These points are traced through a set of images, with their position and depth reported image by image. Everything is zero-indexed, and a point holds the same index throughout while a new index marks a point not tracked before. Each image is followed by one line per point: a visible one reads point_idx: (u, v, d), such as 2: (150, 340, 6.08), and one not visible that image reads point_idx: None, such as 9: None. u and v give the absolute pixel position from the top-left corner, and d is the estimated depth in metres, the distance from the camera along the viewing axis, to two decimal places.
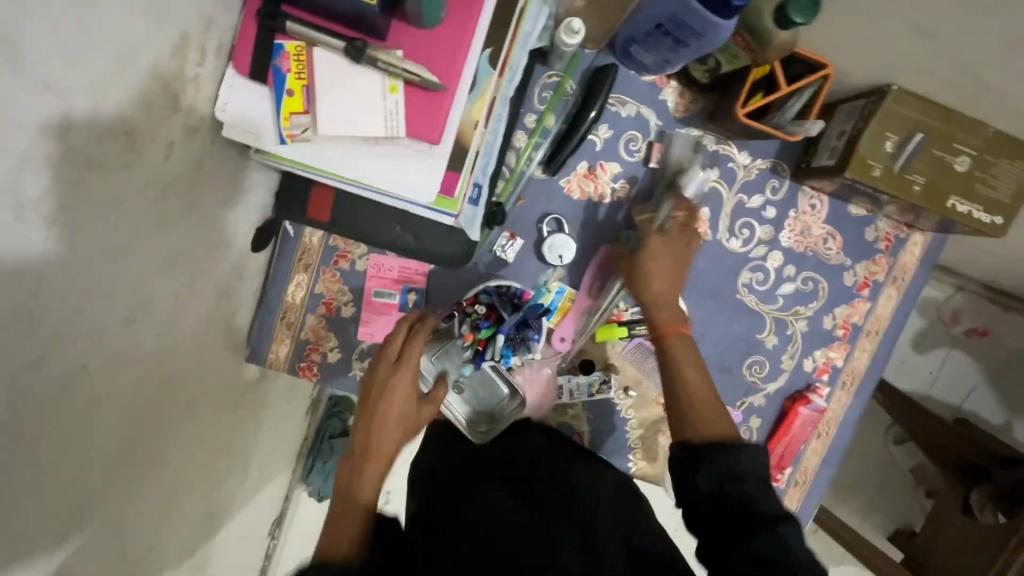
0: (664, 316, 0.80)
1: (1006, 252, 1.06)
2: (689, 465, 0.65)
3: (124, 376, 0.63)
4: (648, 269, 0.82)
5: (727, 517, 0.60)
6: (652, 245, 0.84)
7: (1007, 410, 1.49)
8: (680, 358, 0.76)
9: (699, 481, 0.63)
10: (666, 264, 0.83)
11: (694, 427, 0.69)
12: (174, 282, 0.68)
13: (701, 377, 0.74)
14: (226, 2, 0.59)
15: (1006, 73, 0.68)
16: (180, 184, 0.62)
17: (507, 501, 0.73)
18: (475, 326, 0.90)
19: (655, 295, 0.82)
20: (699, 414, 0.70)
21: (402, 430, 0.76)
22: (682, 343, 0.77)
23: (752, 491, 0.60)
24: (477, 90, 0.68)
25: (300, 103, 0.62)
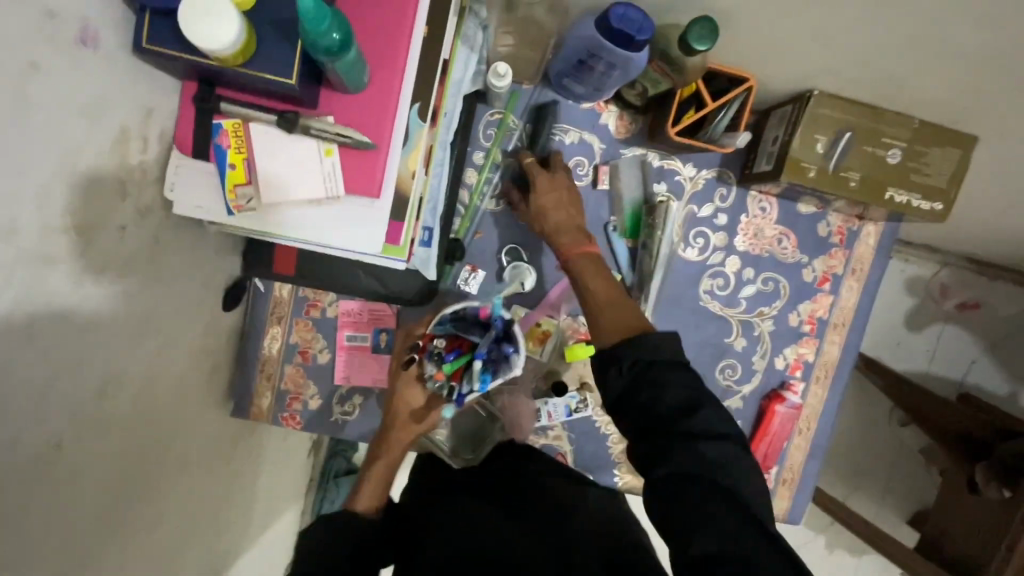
0: (564, 241, 0.82)
1: (975, 225, 1.06)
2: (603, 366, 0.65)
3: (104, 444, 0.66)
4: (538, 203, 0.85)
5: (646, 424, 0.59)
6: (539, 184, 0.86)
7: (1010, 378, 1.47)
8: (589, 273, 0.78)
9: (611, 380, 0.63)
10: (558, 198, 0.85)
11: (602, 335, 0.69)
12: (147, 351, 0.72)
13: (609, 282, 0.76)
14: (163, 91, 0.63)
15: (915, 66, 0.70)
16: (139, 261, 0.65)
17: (494, 517, 0.75)
18: (441, 361, 0.86)
19: (554, 222, 0.84)
20: (606, 316, 0.71)
21: (409, 430, 0.89)
22: (585, 258, 0.79)
23: (662, 382, 0.60)
24: (411, 142, 0.72)
25: (242, 175, 0.65)
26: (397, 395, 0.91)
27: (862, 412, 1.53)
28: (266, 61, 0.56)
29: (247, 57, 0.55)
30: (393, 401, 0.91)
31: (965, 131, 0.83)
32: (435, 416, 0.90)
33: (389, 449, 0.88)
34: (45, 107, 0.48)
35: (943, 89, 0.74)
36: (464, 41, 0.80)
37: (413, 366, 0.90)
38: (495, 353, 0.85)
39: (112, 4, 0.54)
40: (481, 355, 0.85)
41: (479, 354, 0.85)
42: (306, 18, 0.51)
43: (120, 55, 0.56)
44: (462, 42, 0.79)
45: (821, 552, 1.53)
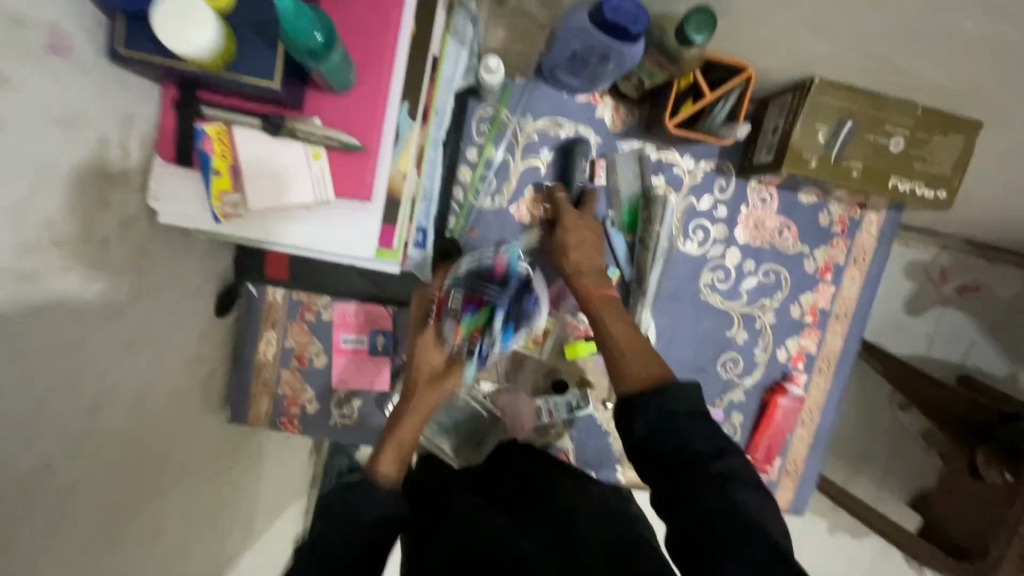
0: (588, 281, 0.81)
1: (977, 209, 1.05)
2: (625, 414, 0.62)
3: (99, 461, 0.65)
4: (564, 238, 0.86)
5: (670, 471, 0.57)
6: (566, 221, 0.87)
7: (1010, 360, 1.47)
8: (608, 313, 0.76)
9: (636, 429, 0.60)
10: (583, 235, 0.85)
11: (627, 380, 0.65)
12: (140, 364, 0.70)
13: (629, 324, 0.74)
14: (142, 96, 0.61)
15: (917, 52, 0.68)
16: (125, 273, 0.63)
17: (495, 518, 0.72)
18: (462, 318, 0.87)
19: (577, 260, 0.83)
20: (625, 359, 0.69)
21: (433, 393, 0.82)
22: (607, 299, 0.78)
23: (685, 428, 0.58)
24: (402, 143, 0.70)
25: (228, 182, 0.63)
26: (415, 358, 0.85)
27: (864, 399, 1.53)
28: (247, 63, 0.54)
29: (231, 60, 0.53)
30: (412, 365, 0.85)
31: (968, 117, 0.80)
32: (458, 376, 0.85)
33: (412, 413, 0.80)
34: (15, 120, 0.45)
35: (943, 77, 0.73)
36: (454, 35, 0.77)
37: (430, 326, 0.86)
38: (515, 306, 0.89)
39: (83, 8, 0.51)
40: (504, 307, 0.88)
41: (502, 306, 0.87)
42: (286, 17, 0.49)
43: (94, 61, 0.53)
44: (452, 37, 0.77)
45: (824, 538, 1.53)
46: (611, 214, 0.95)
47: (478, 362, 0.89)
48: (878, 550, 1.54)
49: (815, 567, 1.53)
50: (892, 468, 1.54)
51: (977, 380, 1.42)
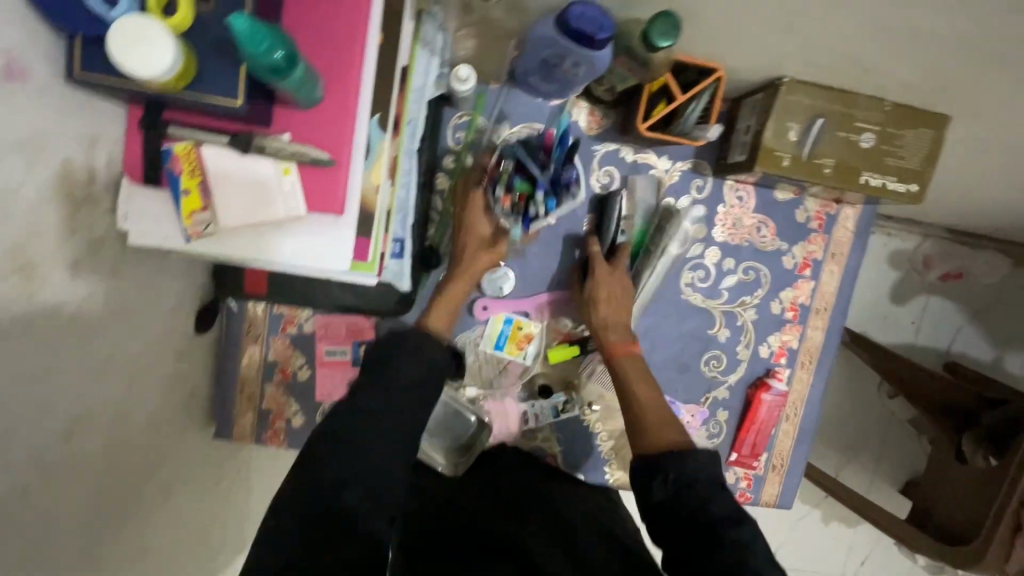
0: (613, 338, 0.88)
1: (953, 199, 1.06)
2: (645, 474, 0.67)
3: (76, 486, 0.65)
4: (593, 294, 0.91)
5: (687, 529, 0.60)
6: (598, 274, 0.91)
7: (995, 345, 1.49)
8: (631, 375, 0.84)
9: (656, 488, 0.65)
10: (612, 291, 0.90)
11: (650, 441, 0.72)
12: (115, 386, 0.70)
13: (651, 390, 0.81)
14: (106, 118, 0.60)
15: (879, 49, 0.69)
16: (97, 296, 0.63)
17: (504, 523, 0.76)
18: (510, 184, 0.81)
19: (605, 321, 0.90)
20: (646, 422, 0.75)
21: (480, 259, 0.88)
22: (631, 363, 0.85)
23: (704, 494, 0.62)
24: (373, 156, 0.70)
25: (197, 200, 0.62)
26: (463, 222, 0.87)
27: (852, 388, 1.54)
28: (209, 82, 0.54)
29: (191, 80, 0.53)
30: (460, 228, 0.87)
31: (937, 111, 0.81)
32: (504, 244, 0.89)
33: (459, 277, 0.87)
34: None
35: (908, 73, 0.73)
36: (425, 46, 0.77)
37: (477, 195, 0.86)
38: (558, 176, 0.82)
39: (38, 32, 0.50)
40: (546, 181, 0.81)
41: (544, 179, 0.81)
42: (245, 41, 0.49)
43: (54, 85, 0.53)
44: (422, 47, 0.77)
45: (818, 528, 1.54)
46: (624, 235, 0.95)
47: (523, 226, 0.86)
48: (870, 538, 1.55)
49: (809, 557, 1.54)
50: (883, 456, 1.55)
51: (964, 366, 1.44)
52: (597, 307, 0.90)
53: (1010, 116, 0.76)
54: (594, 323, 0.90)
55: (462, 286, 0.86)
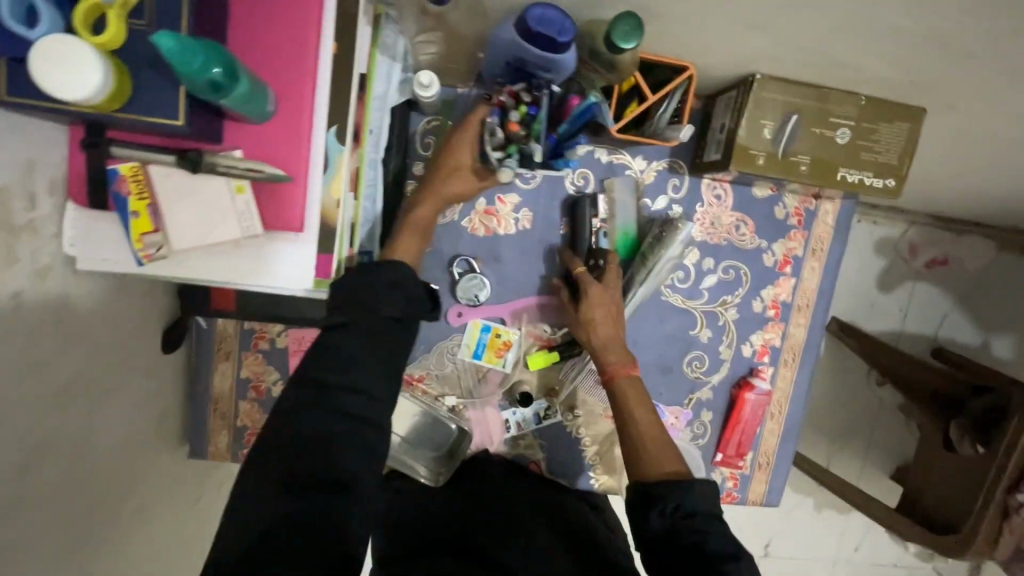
0: (613, 361, 0.83)
1: (934, 189, 1.05)
2: (642, 505, 0.66)
3: (43, 520, 0.63)
4: (593, 310, 0.86)
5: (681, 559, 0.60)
6: (592, 293, 0.86)
7: (982, 329, 1.49)
8: (631, 400, 0.80)
9: (652, 519, 0.64)
10: (610, 311, 0.86)
11: (648, 471, 0.70)
12: (77, 416, 0.67)
13: (650, 416, 0.78)
14: (46, 140, 0.57)
15: (850, 45, 0.67)
16: (48, 325, 0.60)
17: (484, 536, 0.73)
18: (517, 117, 0.72)
19: (604, 341, 0.85)
20: (650, 454, 0.72)
21: (459, 186, 0.83)
22: (630, 386, 0.81)
23: (701, 528, 0.62)
24: (332, 169, 0.68)
25: (148, 223, 0.60)
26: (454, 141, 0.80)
27: (842, 378, 1.52)
28: (151, 103, 0.53)
29: (126, 100, 0.52)
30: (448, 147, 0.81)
31: (913, 104, 0.80)
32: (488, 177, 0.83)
33: (432, 198, 0.82)
34: None
35: (882, 67, 0.72)
36: (384, 50, 0.76)
37: (481, 111, 0.78)
38: (563, 142, 0.79)
39: None
40: (551, 139, 0.78)
41: (551, 137, 0.78)
42: (172, 59, 0.47)
43: None
44: (381, 51, 0.76)
45: (811, 518, 1.53)
46: (607, 239, 0.94)
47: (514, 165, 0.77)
48: (863, 526, 1.55)
49: (802, 547, 1.54)
50: (873, 444, 1.54)
51: (951, 352, 1.43)
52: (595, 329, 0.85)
53: (986, 107, 0.75)
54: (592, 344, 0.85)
55: (432, 207, 0.82)
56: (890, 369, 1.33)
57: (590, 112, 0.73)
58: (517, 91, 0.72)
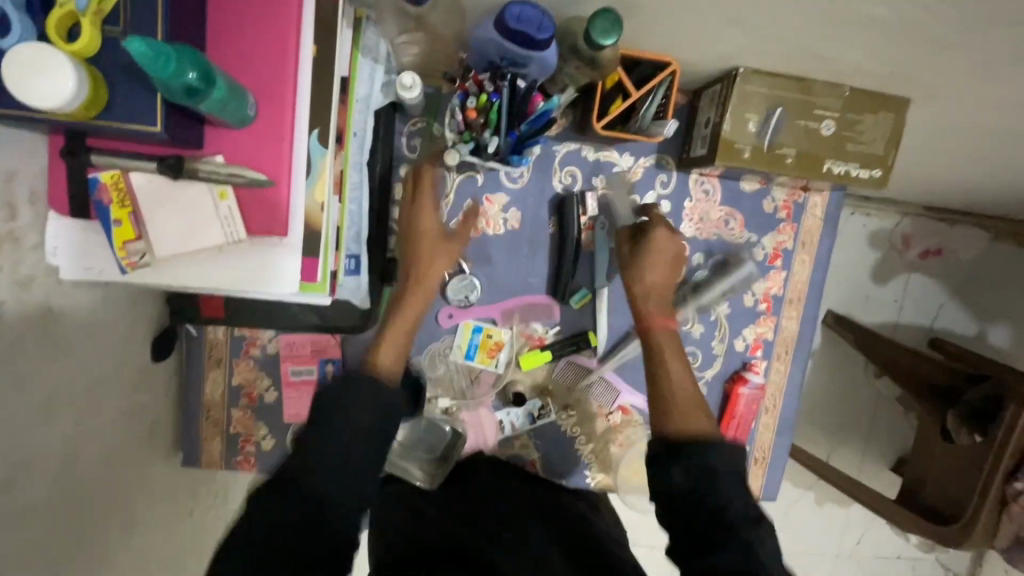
0: (651, 308, 0.83)
1: (924, 180, 1.05)
2: (661, 471, 0.64)
3: (28, 536, 0.62)
4: (651, 253, 0.85)
5: (697, 515, 0.59)
6: (655, 237, 0.85)
7: (977, 319, 1.49)
8: (666, 349, 0.79)
9: (674, 473, 0.62)
10: (665, 260, 0.85)
11: (680, 422, 0.67)
12: (63, 424, 0.67)
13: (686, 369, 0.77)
14: (25, 150, 0.57)
15: (829, 38, 0.68)
16: (32, 334, 0.60)
17: (474, 539, 0.73)
18: (478, 103, 0.73)
19: (648, 288, 0.84)
20: (681, 406, 0.70)
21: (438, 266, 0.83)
22: (666, 338, 0.81)
23: (722, 483, 0.60)
24: (315, 172, 0.67)
25: (130, 230, 0.60)
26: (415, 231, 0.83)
27: (839, 371, 1.52)
28: (126, 109, 0.53)
29: (103, 106, 0.52)
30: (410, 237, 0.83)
31: (896, 95, 0.80)
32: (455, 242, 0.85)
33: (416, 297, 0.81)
34: None
35: (862, 60, 0.72)
36: (365, 52, 0.76)
37: (428, 184, 0.84)
38: (524, 139, 0.77)
39: None
40: (512, 135, 0.75)
41: (511, 133, 0.76)
42: (145, 62, 0.47)
43: None
44: (364, 53, 0.76)
45: (812, 512, 1.53)
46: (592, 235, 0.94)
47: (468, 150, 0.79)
48: (864, 519, 1.54)
49: (804, 542, 1.53)
50: (871, 435, 1.54)
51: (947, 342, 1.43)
52: (642, 273, 0.84)
53: (969, 96, 0.75)
54: (637, 290, 0.84)
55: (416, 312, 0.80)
56: (887, 360, 1.31)
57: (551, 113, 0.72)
58: (481, 79, 0.72)
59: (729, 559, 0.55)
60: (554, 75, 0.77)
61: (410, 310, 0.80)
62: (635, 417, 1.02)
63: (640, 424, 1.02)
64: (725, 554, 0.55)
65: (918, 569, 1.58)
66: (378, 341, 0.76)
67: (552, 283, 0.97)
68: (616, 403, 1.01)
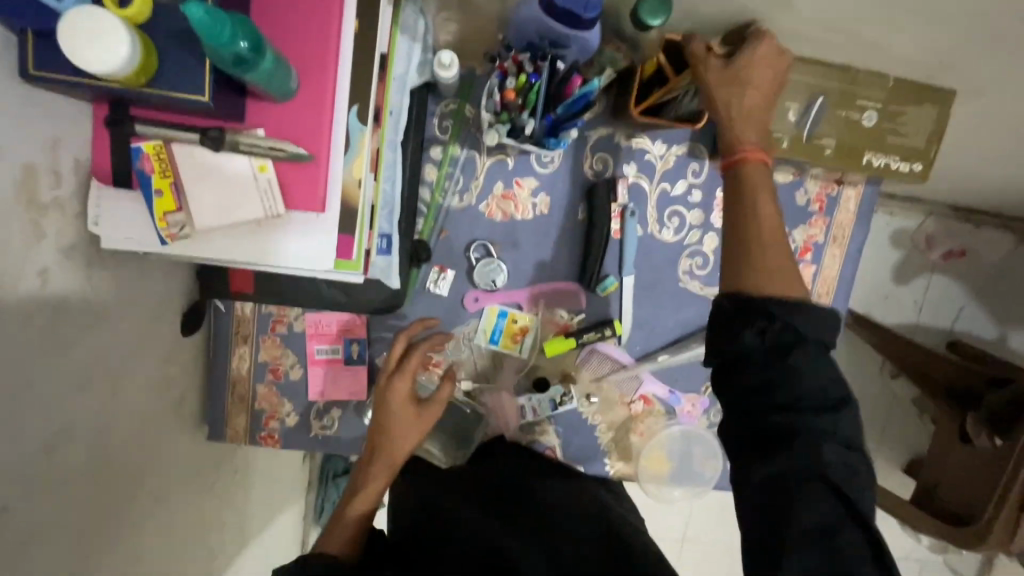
0: (748, 139, 0.65)
1: (958, 177, 1.02)
2: (729, 378, 0.58)
3: (54, 502, 0.61)
4: (747, 73, 0.66)
5: (762, 427, 0.55)
6: (759, 53, 0.66)
7: (999, 323, 1.46)
8: (757, 191, 0.64)
9: (746, 336, 0.57)
10: (762, 84, 0.67)
11: (757, 277, 0.59)
12: (97, 394, 0.67)
13: (777, 218, 0.62)
14: (70, 118, 0.58)
15: (880, 23, 0.66)
16: (72, 303, 0.60)
17: (490, 521, 0.72)
18: (518, 83, 0.72)
19: (744, 116, 0.66)
20: (766, 258, 0.59)
21: (410, 439, 0.80)
22: (759, 177, 0.64)
23: (798, 382, 0.54)
24: (354, 149, 0.67)
25: (171, 201, 0.61)
26: (390, 398, 0.81)
27: (855, 370, 1.50)
28: (175, 77, 0.54)
29: (152, 74, 0.53)
30: (385, 405, 0.81)
31: (942, 86, 0.78)
32: (434, 411, 0.82)
33: (382, 470, 0.79)
34: None
35: (912, 48, 0.70)
36: (405, 30, 0.77)
37: (418, 356, 0.83)
38: (561, 122, 0.76)
39: None
40: (548, 119, 0.75)
41: (547, 117, 0.75)
42: (201, 29, 0.48)
43: (8, 87, 0.50)
44: (403, 31, 0.77)
45: None
46: (618, 223, 0.94)
47: (506, 133, 0.78)
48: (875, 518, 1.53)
49: None
50: (885, 435, 1.53)
51: (967, 345, 1.41)
52: (732, 93, 0.67)
53: (1018, 88, 0.73)
54: (727, 115, 0.67)
55: (380, 484, 0.78)
56: (908, 362, 1.27)
57: (590, 96, 0.71)
58: (521, 59, 0.71)
59: (782, 468, 0.53)
60: (591, 58, 0.75)
61: (374, 483, 0.77)
62: (657, 407, 1.02)
63: (661, 414, 1.02)
64: (790, 461, 0.53)
65: (926, 569, 1.58)
66: (337, 518, 0.74)
67: (578, 270, 0.96)
68: (639, 392, 1.01)
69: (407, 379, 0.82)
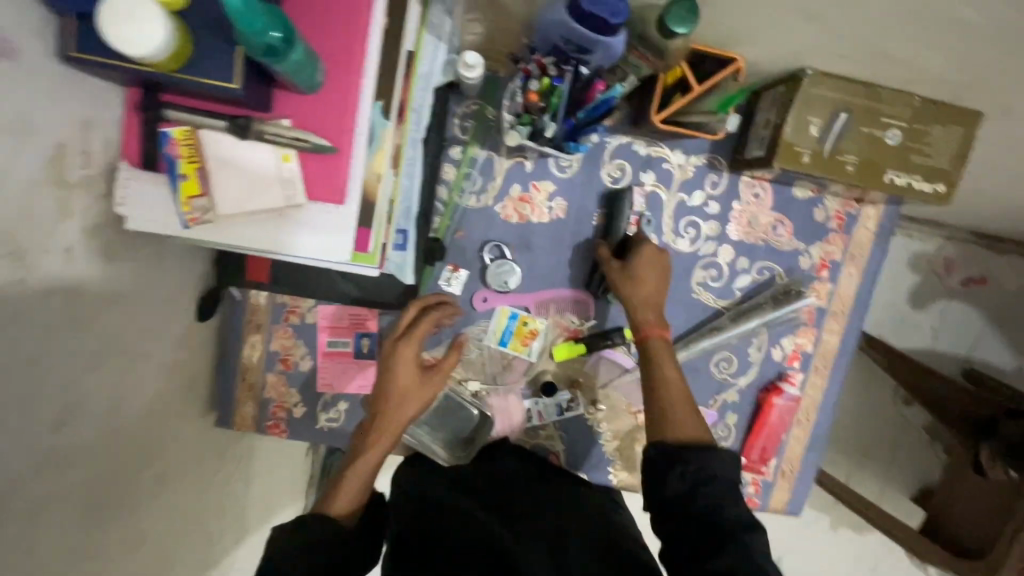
0: (648, 318, 0.80)
1: (981, 200, 1.01)
2: (657, 469, 0.66)
3: (65, 477, 0.63)
4: (640, 273, 0.83)
5: (695, 527, 0.60)
6: (644, 250, 0.85)
7: (1018, 353, 1.43)
8: (663, 363, 0.76)
9: (671, 480, 0.64)
10: (653, 266, 0.84)
11: (670, 427, 0.69)
12: (113, 374, 0.68)
13: (682, 378, 0.75)
14: (104, 99, 0.60)
15: (910, 41, 0.65)
16: (93, 280, 0.61)
17: (495, 528, 0.71)
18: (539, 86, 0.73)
19: (646, 297, 0.81)
20: (679, 417, 0.70)
21: (414, 405, 0.81)
22: (662, 347, 0.78)
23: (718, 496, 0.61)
24: (376, 143, 0.69)
25: (196, 186, 0.61)
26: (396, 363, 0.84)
27: (866, 393, 1.48)
28: (207, 65, 0.55)
29: (186, 59, 0.54)
30: (391, 370, 0.83)
31: (969, 106, 0.77)
32: (438, 376, 0.83)
33: (388, 430, 0.79)
34: None
35: (943, 67, 0.69)
36: (431, 30, 0.78)
37: (423, 325, 0.87)
38: (580, 127, 0.78)
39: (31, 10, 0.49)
40: (568, 123, 0.77)
41: (567, 121, 0.77)
42: (236, 16, 0.49)
43: (45, 66, 0.51)
44: (430, 31, 0.78)
45: (826, 535, 1.49)
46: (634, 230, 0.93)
47: (524, 134, 0.78)
48: (880, 545, 1.50)
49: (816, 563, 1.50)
50: (895, 462, 1.49)
51: (983, 373, 1.38)
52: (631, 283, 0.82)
53: None
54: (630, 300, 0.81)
55: (386, 444, 0.77)
56: (919, 389, 1.25)
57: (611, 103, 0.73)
58: (546, 62, 0.72)
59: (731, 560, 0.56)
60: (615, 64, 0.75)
61: (380, 444, 0.77)
62: None
63: None
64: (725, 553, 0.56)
65: None
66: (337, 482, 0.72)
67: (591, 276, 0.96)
68: None
69: (411, 344, 0.85)
